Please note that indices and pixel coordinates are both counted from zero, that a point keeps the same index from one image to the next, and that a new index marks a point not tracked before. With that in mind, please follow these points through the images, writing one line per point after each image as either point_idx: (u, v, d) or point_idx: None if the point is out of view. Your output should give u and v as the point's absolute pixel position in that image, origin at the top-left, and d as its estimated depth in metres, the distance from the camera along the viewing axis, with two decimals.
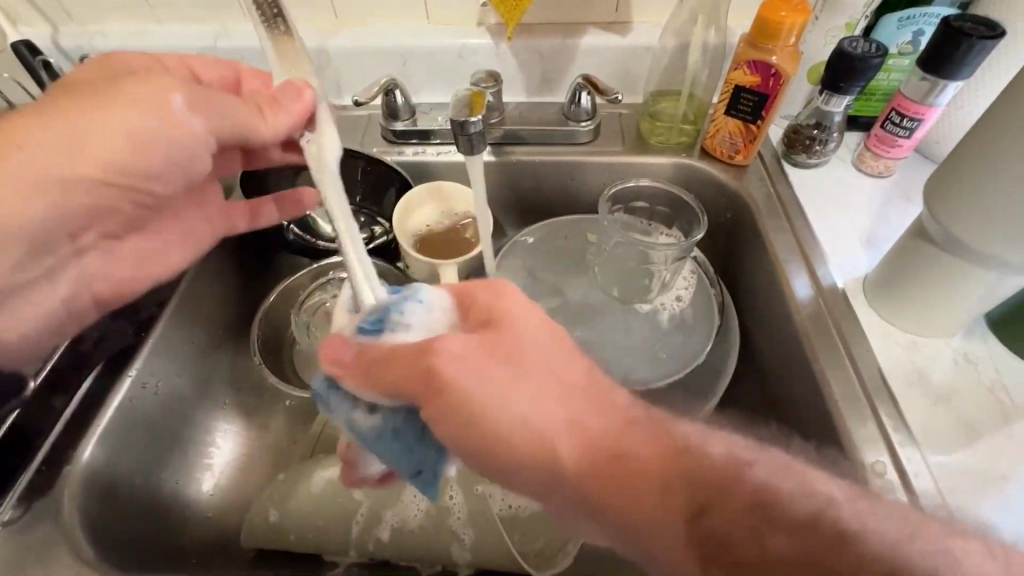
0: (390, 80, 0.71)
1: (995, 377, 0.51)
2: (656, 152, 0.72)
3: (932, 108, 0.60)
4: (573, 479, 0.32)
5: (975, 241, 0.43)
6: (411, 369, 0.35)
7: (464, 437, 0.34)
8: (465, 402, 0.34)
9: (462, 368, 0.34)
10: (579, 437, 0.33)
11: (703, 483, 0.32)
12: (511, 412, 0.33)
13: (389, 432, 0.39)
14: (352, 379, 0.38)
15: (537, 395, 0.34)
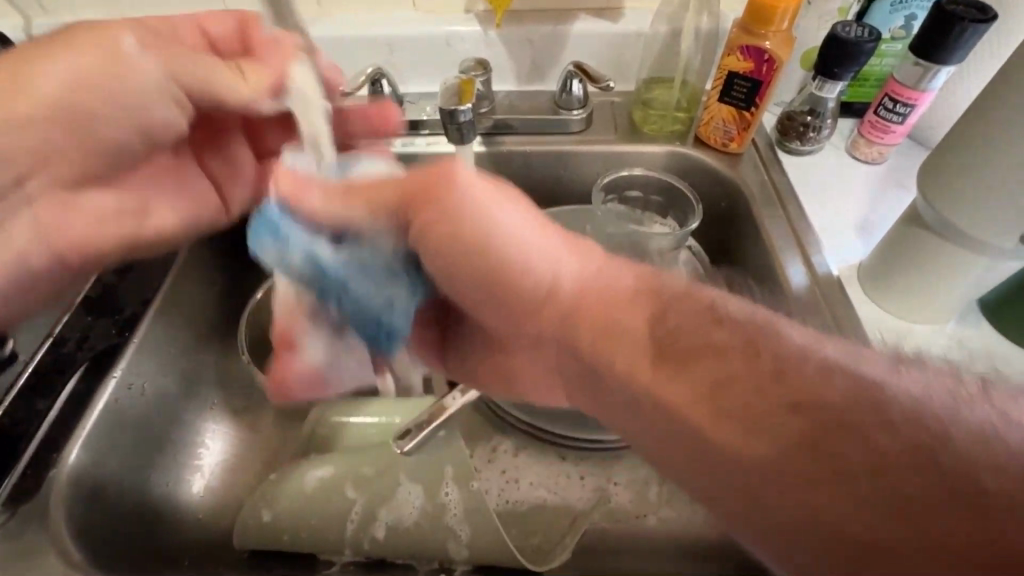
0: (376, 70, 0.69)
1: (988, 361, 0.51)
2: (649, 141, 0.71)
3: (926, 93, 0.60)
4: (630, 347, 0.34)
5: (968, 226, 0.43)
6: (401, 218, 0.39)
7: (478, 279, 0.38)
8: (457, 236, 0.37)
9: (450, 254, 0.37)
10: (657, 324, 0.34)
11: (769, 365, 0.31)
12: (530, 267, 0.36)
13: (354, 261, 0.40)
14: (317, 198, 0.39)
15: (582, 268, 0.37)
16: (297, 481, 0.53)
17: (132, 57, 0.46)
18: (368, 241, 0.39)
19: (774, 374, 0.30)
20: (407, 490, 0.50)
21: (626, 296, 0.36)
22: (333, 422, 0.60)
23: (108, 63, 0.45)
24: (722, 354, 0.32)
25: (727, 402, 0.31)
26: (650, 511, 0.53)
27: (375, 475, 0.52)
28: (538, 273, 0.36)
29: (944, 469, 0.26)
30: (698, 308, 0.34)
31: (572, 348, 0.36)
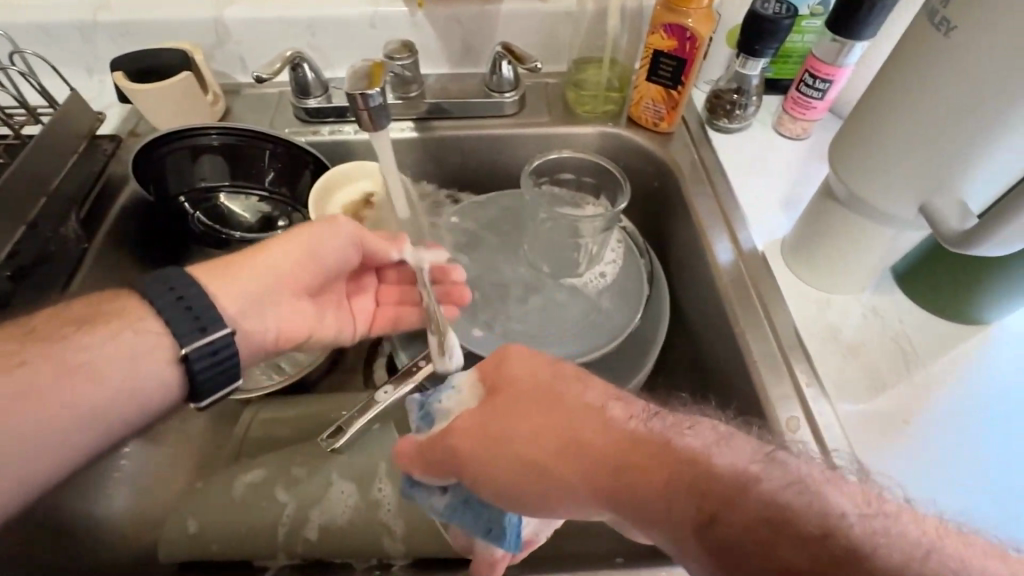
0: (295, 54, 0.66)
1: (899, 327, 0.53)
2: (582, 123, 0.70)
3: (842, 69, 0.61)
4: (569, 482, 0.34)
5: (873, 199, 0.44)
6: (440, 451, 0.39)
7: (497, 479, 0.36)
8: (496, 441, 0.36)
9: (470, 444, 0.37)
10: (576, 462, 0.33)
11: (694, 503, 0.30)
12: (511, 451, 0.35)
13: (460, 504, 0.41)
14: (418, 470, 0.41)
15: (537, 431, 0.35)
16: (226, 490, 0.51)
17: (338, 232, 0.51)
18: (454, 394, 0.42)
19: (692, 526, 0.29)
20: (340, 489, 0.50)
21: (546, 443, 0.34)
22: (264, 421, 0.58)
23: (323, 235, 0.50)
24: (642, 473, 0.32)
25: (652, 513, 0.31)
26: None
27: (308, 476, 0.50)
28: (524, 415, 0.36)
29: (834, 559, 0.26)
30: (609, 440, 0.33)
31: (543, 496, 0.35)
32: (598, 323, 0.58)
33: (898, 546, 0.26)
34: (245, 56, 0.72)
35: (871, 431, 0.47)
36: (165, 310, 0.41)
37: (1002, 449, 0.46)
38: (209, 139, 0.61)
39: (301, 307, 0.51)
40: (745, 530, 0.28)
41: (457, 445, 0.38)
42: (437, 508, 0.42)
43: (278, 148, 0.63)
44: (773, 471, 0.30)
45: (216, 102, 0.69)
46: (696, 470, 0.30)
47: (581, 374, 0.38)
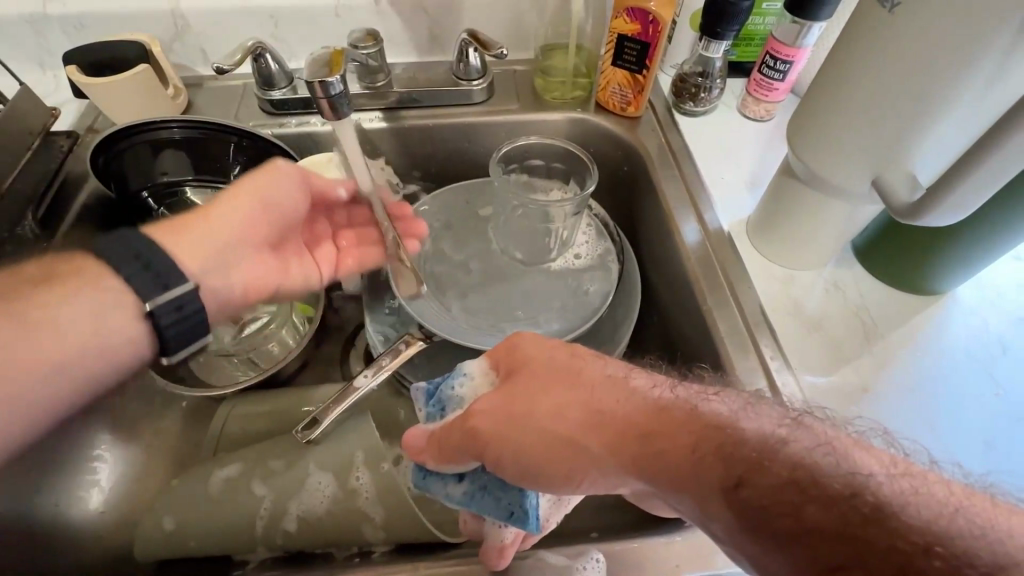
0: (256, 44, 0.64)
1: (859, 301, 0.55)
2: (551, 109, 0.71)
3: (801, 50, 0.62)
4: (597, 456, 0.35)
5: (829, 174, 0.46)
6: (459, 434, 0.39)
7: (522, 456, 0.37)
8: (524, 417, 0.37)
9: (493, 425, 0.37)
10: (605, 432, 0.35)
11: (730, 469, 0.31)
12: (538, 427, 0.36)
13: (478, 491, 0.42)
14: (431, 459, 0.41)
15: (564, 405, 0.36)
16: (200, 486, 0.51)
17: (285, 172, 0.51)
18: (466, 381, 0.43)
19: (723, 488, 0.31)
20: (318, 480, 0.49)
21: (573, 416, 0.36)
22: (241, 415, 0.57)
23: (267, 182, 0.50)
24: (676, 439, 0.33)
25: (682, 479, 0.33)
26: None
27: (285, 468, 0.50)
28: (549, 392, 0.37)
29: (866, 516, 0.27)
30: (634, 410, 0.35)
31: (572, 472, 0.36)
32: (573, 306, 0.59)
33: (924, 504, 0.28)
34: (205, 47, 0.71)
35: (843, 392, 0.49)
36: (122, 268, 0.39)
37: (964, 399, 0.49)
38: (170, 132, 0.59)
39: (244, 197, 0.48)
40: (776, 488, 0.30)
41: (477, 429, 0.38)
42: (452, 497, 0.42)
43: (242, 140, 0.61)
44: (805, 435, 0.32)
45: (177, 96, 0.68)
46: (722, 435, 0.32)
47: (600, 354, 0.40)
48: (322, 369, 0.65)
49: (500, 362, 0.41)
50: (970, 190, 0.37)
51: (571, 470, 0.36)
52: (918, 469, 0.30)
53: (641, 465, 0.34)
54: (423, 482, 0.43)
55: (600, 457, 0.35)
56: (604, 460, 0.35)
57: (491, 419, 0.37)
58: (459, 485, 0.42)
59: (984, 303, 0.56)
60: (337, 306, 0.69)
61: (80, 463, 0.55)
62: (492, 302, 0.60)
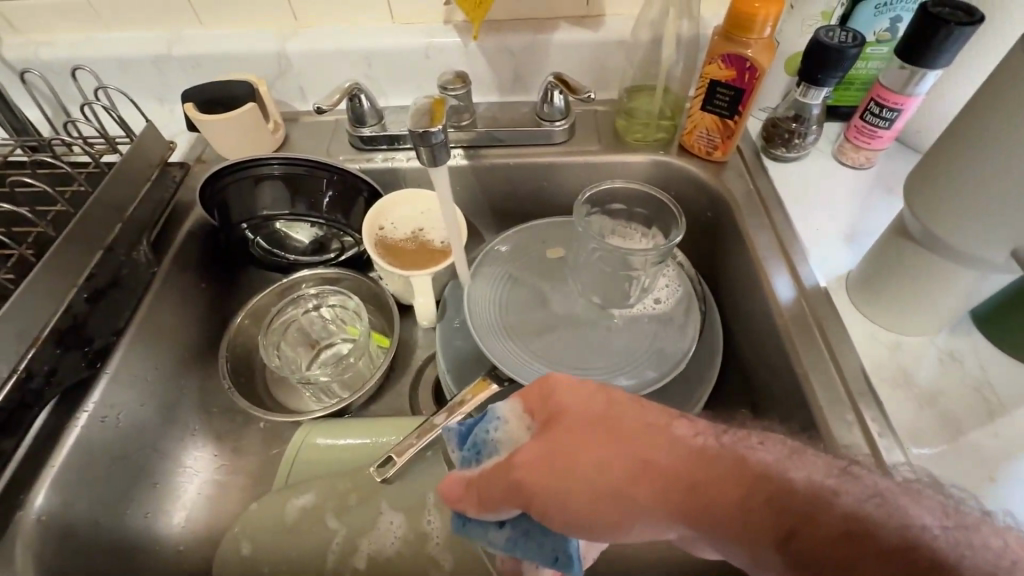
0: (353, 85, 0.68)
1: (980, 374, 0.50)
2: (633, 151, 0.70)
3: (912, 97, 0.58)
4: (642, 507, 0.32)
5: (954, 241, 0.42)
6: (501, 484, 0.35)
7: (568, 506, 0.33)
8: (563, 469, 0.33)
9: (535, 475, 0.33)
10: (650, 481, 0.32)
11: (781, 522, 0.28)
12: (583, 477, 0.33)
13: (521, 538, 0.37)
14: (469, 507, 0.37)
15: (604, 454, 0.33)
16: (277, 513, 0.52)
17: None
18: (501, 424, 0.38)
19: (778, 543, 0.28)
20: (388, 519, 0.49)
21: (617, 463, 0.33)
22: (315, 446, 0.57)
23: None
24: (726, 492, 0.30)
25: (734, 533, 0.30)
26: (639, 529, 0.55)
27: (358, 504, 0.50)
28: (583, 437, 0.34)
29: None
30: (677, 458, 0.32)
31: (615, 528, 0.33)
32: (653, 356, 0.57)
33: (982, 559, 0.25)
34: (305, 85, 0.75)
35: (961, 469, 0.44)
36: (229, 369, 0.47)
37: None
38: (270, 168, 0.63)
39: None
40: (835, 544, 0.27)
41: (519, 478, 0.34)
42: (495, 544, 0.38)
43: (334, 176, 0.64)
44: (853, 486, 0.29)
45: (277, 130, 0.72)
46: (773, 484, 0.29)
47: (636, 398, 0.36)
48: (392, 399, 0.66)
49: (533, 406, 0.37)
50: None
51: (616, 524, 0.32)
52: (971, 520, 0.28)
53: (691, 517, 0.31)
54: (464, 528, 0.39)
55: (644, 510, 0.32)
56: (651, 513, 0.32)
57: (526, 473, 0.34)
58: (501, 529, 0.38)
59: None
60: (410, 336, 0.70)
61: (172, 476, 0.58)
62: (570, 345, 0.58)
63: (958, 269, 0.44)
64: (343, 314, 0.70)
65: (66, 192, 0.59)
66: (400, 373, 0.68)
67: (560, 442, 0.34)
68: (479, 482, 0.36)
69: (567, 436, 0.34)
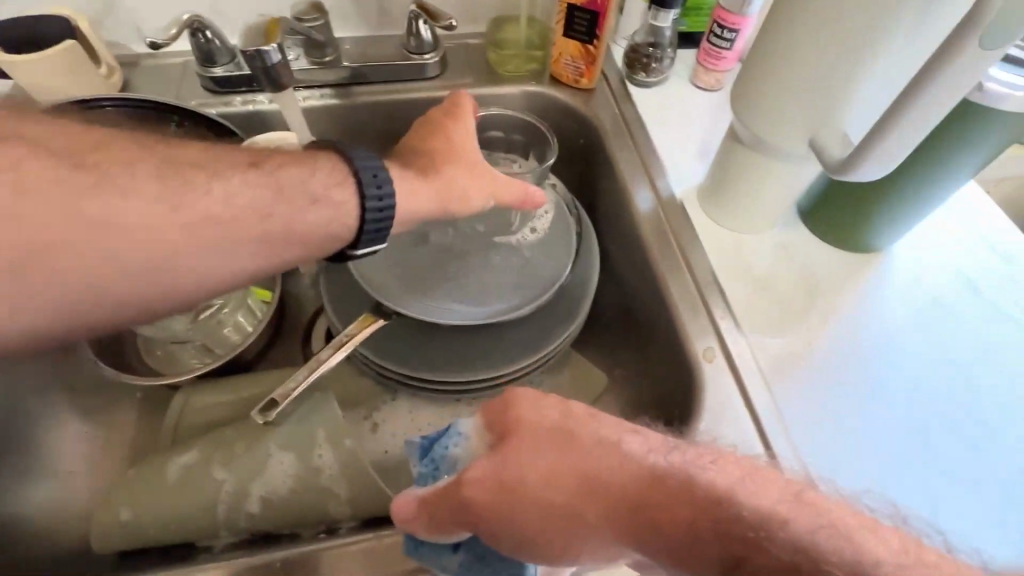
0: (193, 18, 0.62)
1: (806, 261, 0.57)
2: (506, 83, 0.70)
3: (746, 18, 0.63)
4: (591, 528, 0.32)
5: (770, 138, 0.47)
6: (451, 504, 0.35)
7: (517, 527, 0.33)
8: (514, 493, 0.33)
9: (485, 496, 0.34)
10: (598, 502, 0.32)
11: (724, 546, 0.29)
12: (531, 498, 0.33)
13: (476, 561, 0.39)
14: (421, 528, 0.38)
15: (555, 476, 0.33)
16: (157, 475, 0.49)
17: None
18: (461, 441, 0.39)
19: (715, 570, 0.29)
20: (279, 460, 0.49)
21: (568, 481, 0.33)
22: (199, 403, 0.56)
23: None
24: (671, 515, 0.30)
25: (678, 556, 0.30)
26: None
27: (245, 451, 0.49)
28: (534, 460, 0.34)
29: None
30: (629, 479, 0.32)
31: (566, 549, 0.33)
32: (533, 274, 0.60)
33: None
34: (139, 22, 0.67)
35: (826, 402, 0.49)
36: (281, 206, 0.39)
37: (890, 394, 0.50)
38: (104, 111, 0.57)
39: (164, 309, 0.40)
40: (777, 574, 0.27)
41: (468, 500, 0.34)
42: (449, 570, 0.39)
43: (184, 120, 0.60)
44: (805, 513, 0.29)
45: (111, 75, 0.64)
46: (720, 508, 0.29)
47: (594, 411, 0.36)
48: (283, 352, 0.64)
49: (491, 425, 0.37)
50: (898, 137, 0.39)
51: (566, 546, 0.33)
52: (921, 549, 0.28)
53: (640, 538, 0.31)
54: (418, 551, 0.40)
55: (593, 531, 0.32)
56: (601, 533, 0.32)
57: (476, 494, 0.34)
58: (456, 555, 0.39)
59: (905, 272, 0.57)
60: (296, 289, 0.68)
61: (32, 459, 0.54)
62: (457, 279, 0.59)
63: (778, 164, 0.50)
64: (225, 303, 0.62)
65: None
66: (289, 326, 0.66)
67: (514, 466, 0.34)
68: (429, 504, 0.37)
69: (521, 461, 0.34)
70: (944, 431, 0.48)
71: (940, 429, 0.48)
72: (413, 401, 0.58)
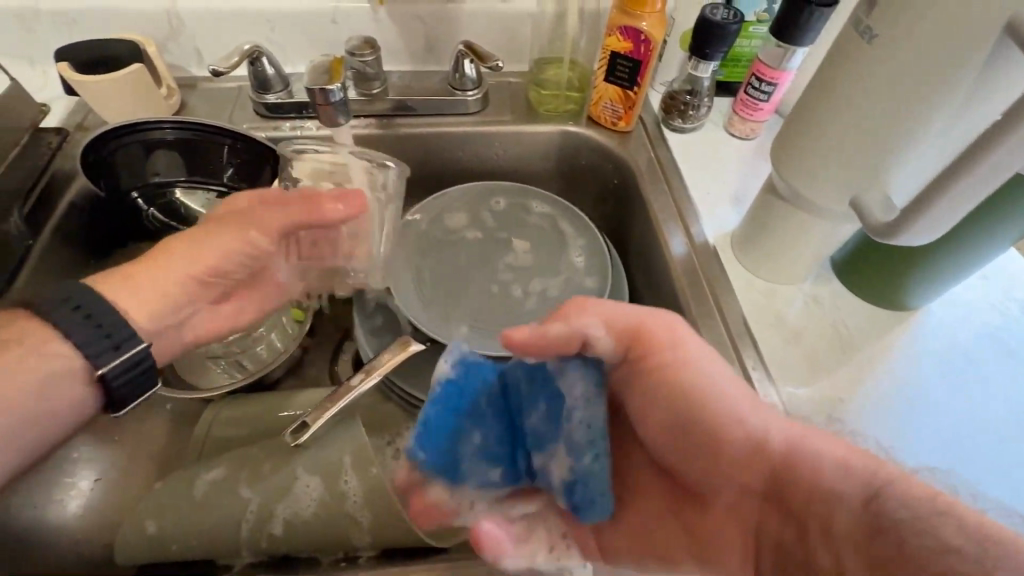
0: (254, 48, 0.65)
1: (839, 314, 0.57)
2: (544, 121, 0.72)
3: (786, 72, 0.65)
4: (734, 424, 0.40)
5: (811, 194, 0.48)
6: (617, 322, 0.42)
7: (644, 394, 0.43)
8: (677, 373, 0.41)
9: (656, 355, 0.42)
10: (756, 409, 0.40)
11: (855, 476, 0.35)
12: (691, 372, 0.41)
13: (495, 449, 0.45)
14: (536, 356, 0.41)
15: (734, 382, 0.42)
16: (186, 489, 0.50)
17: None
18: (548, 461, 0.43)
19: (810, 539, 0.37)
20: (305, 483, 0.49)
21: (734, 383, 0.41)
22: (228, 420, 0.56)
23: None
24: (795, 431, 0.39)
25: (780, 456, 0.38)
26: None
27: (273, 471, 0.50)
28: (711, 360, 0.42)
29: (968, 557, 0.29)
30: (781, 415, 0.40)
31: (688, 430, 0.41)
32: None
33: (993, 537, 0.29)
34: (200, 49, 0.71)
35: (868, 434, 0.49)
36: (57, 316, 0.44)
37: (942, 432, 0.50)
38: (162, 133, 0.59)
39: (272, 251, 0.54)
40: (898, 503, 0.33)
41: (644, 379, 0.43)
42: (473, 446, 0.44)
43: (237, 143, 0.61)
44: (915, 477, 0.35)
45: (170, 95, 0.68)
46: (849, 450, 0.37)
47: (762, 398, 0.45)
48: (310, 372, 0.65)
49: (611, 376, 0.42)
50: (948, 204, 0.39)
51: (683, 436, 0.42)
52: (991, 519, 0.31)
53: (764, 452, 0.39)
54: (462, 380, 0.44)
55: (733, 429, 0.40)
56: (733, 431, 0.40)
57: (652, 335, 0.42)
58: (486, 439, 0.45)
59: (960, 316, 0.58)
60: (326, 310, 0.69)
61: (63, 465, 0.55)
62: (490, 310, 0.61)
63: (814, 218, 0.51)
64: (286, 325, 0.65)
65: None
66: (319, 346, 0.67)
67: (688, 354, 0.42)
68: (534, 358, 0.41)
69: (694, 351, 0.42)
70: (985, 483, 0.47)
71: (977, 476, 0.47)
72: None
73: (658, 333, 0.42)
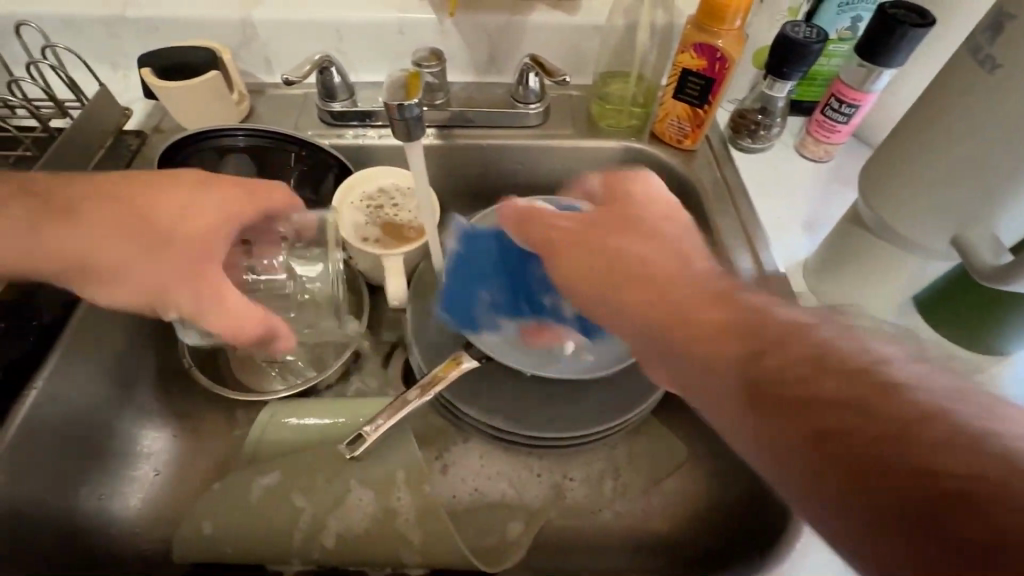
0: (324, 57, 0.66)
1: None
2: (606, 136, 0.71)
3: (870, 94, 0.61)
4: (692, 310, 0.37)
5: (904, 228, 0.45)
6: (573, 232, 0.47)
7: (607, 285, 0.43)
8: (620, 253, 0.44)
9: (598, 230, 0.46)
10: (728, 307, 0.36)
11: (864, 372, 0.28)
12: (628, 252, 0.43)
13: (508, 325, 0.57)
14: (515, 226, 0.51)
15: (681, 275, 0.41)
16: (242, 492, 0.51)
17: None
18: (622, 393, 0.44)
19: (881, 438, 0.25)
20: (358, 496, 0.49)
21: (699, 285, 0.39)
22: (281, 426, 0.56)
23: None
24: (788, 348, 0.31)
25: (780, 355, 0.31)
26: (605, 505, 0.56)
27: (327, 481, 0.50)
28: (682, 269, 0.41)
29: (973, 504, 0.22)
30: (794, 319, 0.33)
31: (649, 321, 0.39)
32: None
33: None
34: (271, 56, 0.72)
35: None
36: None
37: None
38: (235, 140, 0.62)
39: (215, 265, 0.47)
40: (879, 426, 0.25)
41: (594, 245, 0.45)
42: (501, 326, 0.56)
43: (302, 150, 0.63)
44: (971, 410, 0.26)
45: (241, 101, 0.70)
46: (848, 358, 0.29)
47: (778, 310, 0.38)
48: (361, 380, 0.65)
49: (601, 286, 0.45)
50: None
51: (663, 335, 0.38)
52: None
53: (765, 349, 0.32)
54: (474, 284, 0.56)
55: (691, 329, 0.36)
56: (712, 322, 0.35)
57: (594, 228, 0.46)
58: (491, 307, 0.57)
59: None
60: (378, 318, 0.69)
61: (128, 457, 0.56)
62: None
63: (903, 253, 0.48)
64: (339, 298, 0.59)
65: (11, 156, 0.57)
66: (371, 354, 0.67)
67: (629, 244, 0.44)
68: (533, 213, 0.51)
69: (639, 246, 0.44)
70: None
71: None
72: (485, 451, 0.58)
73: (596, 220, 0.47)
